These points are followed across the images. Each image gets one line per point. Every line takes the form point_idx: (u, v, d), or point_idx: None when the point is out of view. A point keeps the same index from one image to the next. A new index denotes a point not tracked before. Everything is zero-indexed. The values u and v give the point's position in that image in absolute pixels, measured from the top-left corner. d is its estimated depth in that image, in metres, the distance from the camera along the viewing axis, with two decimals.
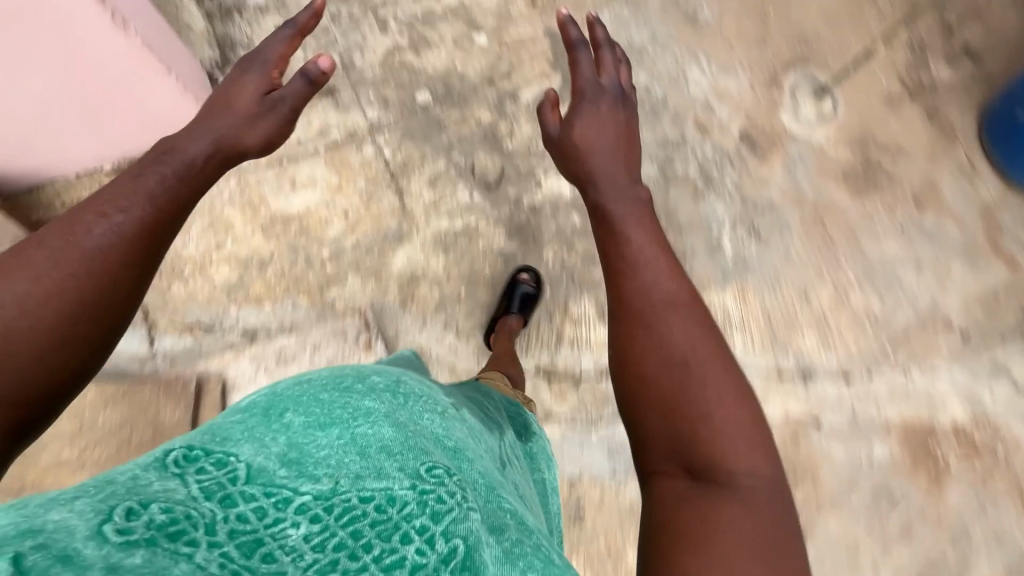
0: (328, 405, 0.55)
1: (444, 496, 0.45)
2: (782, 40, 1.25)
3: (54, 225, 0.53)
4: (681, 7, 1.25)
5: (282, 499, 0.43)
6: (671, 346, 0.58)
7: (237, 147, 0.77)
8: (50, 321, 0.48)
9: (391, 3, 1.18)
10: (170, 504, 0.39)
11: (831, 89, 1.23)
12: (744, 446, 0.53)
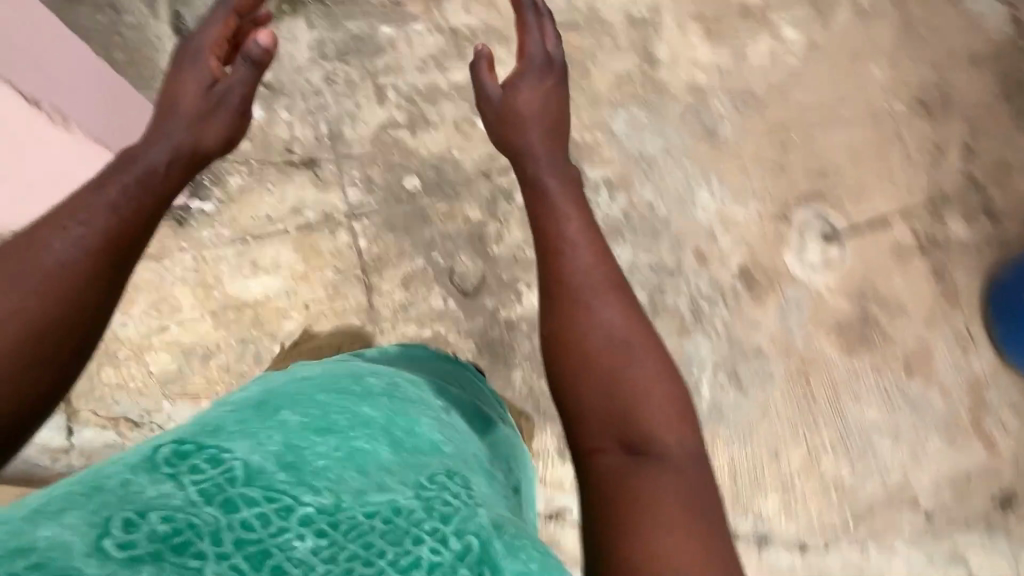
0: (324, 410, 0.58)
1: (449, 501, 0.47)
2: (800, 170, 1.19)
3: (15, 247, 0.53)
4: (701, 119, 1.18)
5: (285, 506, 0.42)
6: (608, 328, 0.65)
7: (194, 151, 0.71)
8: (26, 342, 0.50)
9: (393, 71, 1.09)
10: (172, 513, 0.39)
11: (842, 234, 1.17)
12: (672, 415, 0.61)
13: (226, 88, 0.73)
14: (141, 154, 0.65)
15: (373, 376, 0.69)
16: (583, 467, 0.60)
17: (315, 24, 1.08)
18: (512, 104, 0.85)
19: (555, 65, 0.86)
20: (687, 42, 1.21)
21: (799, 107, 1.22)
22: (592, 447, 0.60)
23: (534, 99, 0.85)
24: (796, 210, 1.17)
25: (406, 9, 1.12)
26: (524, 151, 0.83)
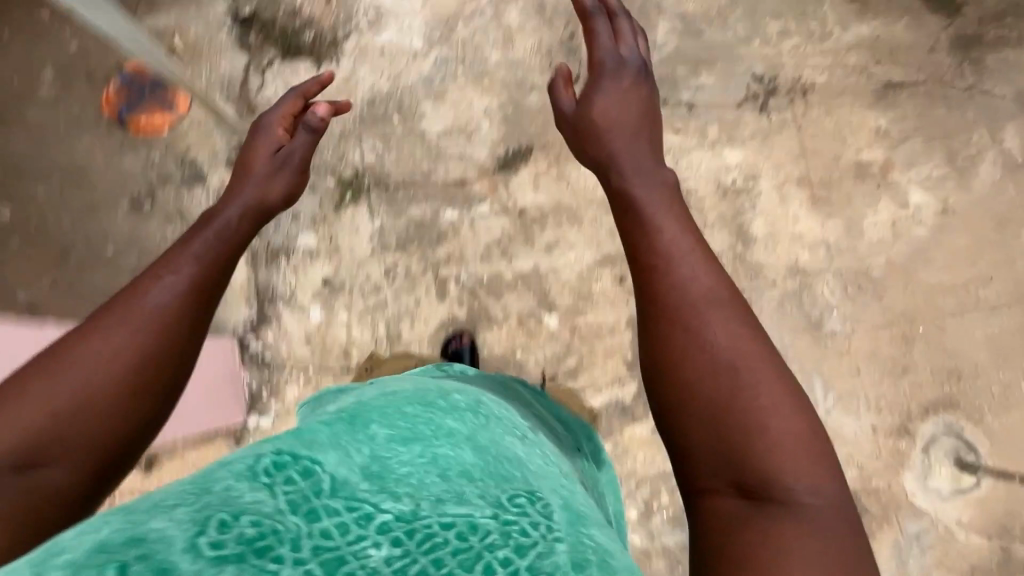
0: (411, 423, 0.56)
1: (531, 530, 0.37)
2: (924, 371, 1.00)
3: (120, 294, 0.55)
4: (801, 308, 1.02)
5: (363, 516, 0.35)
6: (712, 350, 0.52)
7: (260, 208, 0.73)
8: (112, 387, 0.50)
9: (456, 260, 1.03)
10: (259, 518, 0.33)
11: (976, 454, 0.98)
12: (804, 454, 0.48)
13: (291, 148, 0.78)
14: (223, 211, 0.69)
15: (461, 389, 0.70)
16: (690, 507, 0.49)
17: (377, 211, 1.03)
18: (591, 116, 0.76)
19: (630, 65, 0.79)
20: (787, 215, 1.05)
21: (926, 291, 1.03)
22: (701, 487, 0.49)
23: (616, 105, 0.77)
24: (917, 422, 0.99)
25: (471, 190, 1.05)
26: (610, 163, 0.73)
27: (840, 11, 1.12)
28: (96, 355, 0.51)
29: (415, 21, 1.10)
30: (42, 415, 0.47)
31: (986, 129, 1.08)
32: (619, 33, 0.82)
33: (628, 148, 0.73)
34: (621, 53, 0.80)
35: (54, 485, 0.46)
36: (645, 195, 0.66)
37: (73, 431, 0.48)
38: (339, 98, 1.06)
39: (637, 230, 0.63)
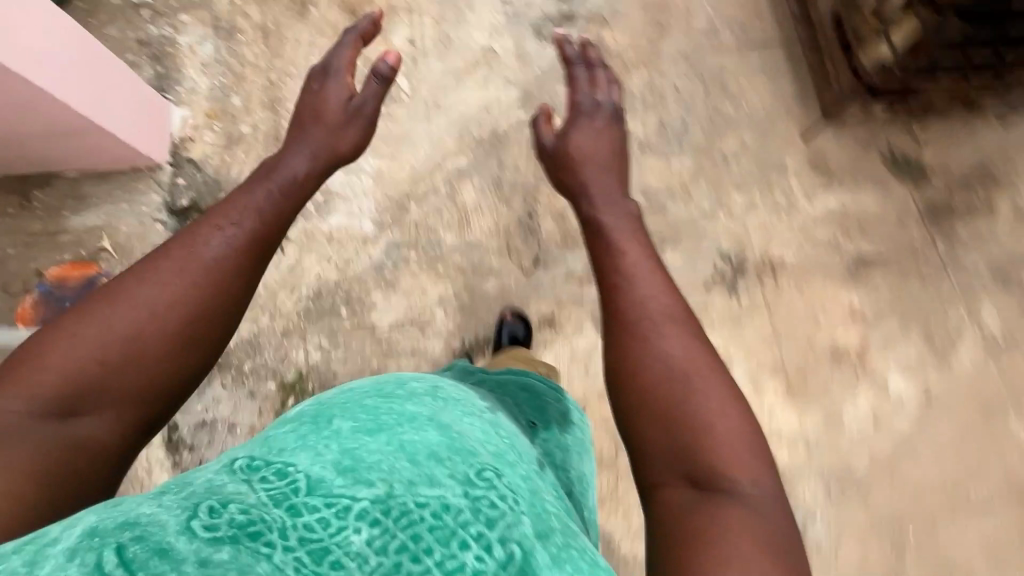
0: (371, 410, 0.49)
1: (500, 504, 0.42)
2: None
3: (177, 241, 0.57)
4: None
5: (342, 507, 0.37)
6: (667, 360, 0.58)
7: (332, 154, 0.77)
8: (175, 333, 0.53)
9: None
10: (246, 508, 0.36)
11: None
12: (750, 450, 0.54)
13: (360, 100, 0.79)
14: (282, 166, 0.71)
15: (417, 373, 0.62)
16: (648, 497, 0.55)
17: None
18: (566, 145, 0.87)
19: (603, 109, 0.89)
20: (762, 408, 0.99)
21: (915, 491, 0.96)
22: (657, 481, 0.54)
23: (587, 141, 0.87)
24: None
25: None
26: (580, 191, 0.82)
27: (805, 182, 1.09)
28: (143, 302, 0.52)
29: (367, 202, 1.05)
30: (94, 363, 0.49)
31: (964, 306, 1.04)
32: (597, 77, 0.92)
33: (596, 172, 0.84)
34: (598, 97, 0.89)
35: (91, 434, 0.48)
36: (609, 223, 0.76)
37: (116, 375, 0.50)
38: (283, 290, 1.00)
39: (604, 252, 0.71)
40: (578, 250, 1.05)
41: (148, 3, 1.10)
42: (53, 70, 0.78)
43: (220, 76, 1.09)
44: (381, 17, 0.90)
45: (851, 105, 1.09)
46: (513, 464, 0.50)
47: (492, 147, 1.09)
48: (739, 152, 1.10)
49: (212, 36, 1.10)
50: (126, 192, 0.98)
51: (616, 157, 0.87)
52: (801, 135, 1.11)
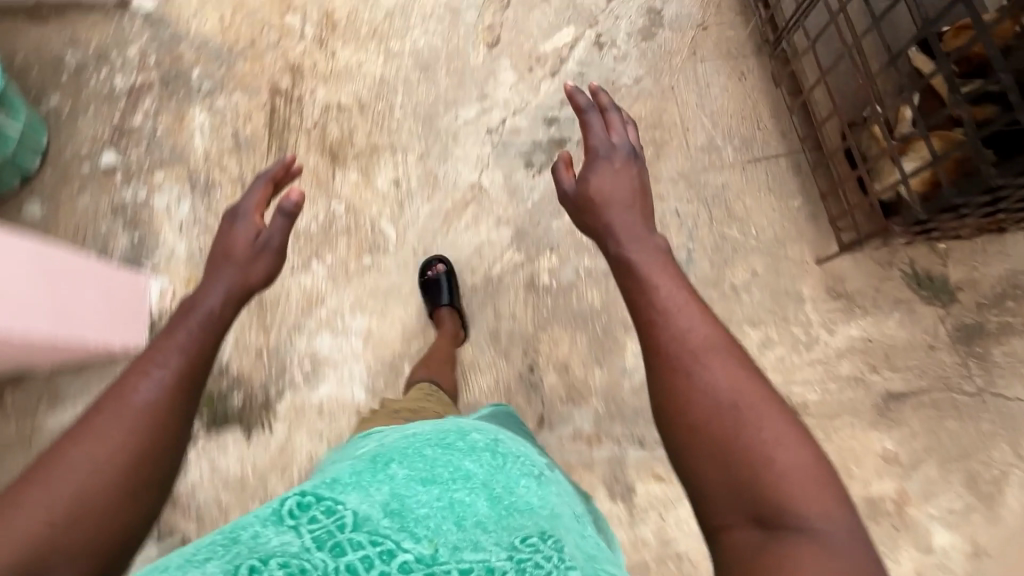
0: (430, 463, 0.58)
1: (544, 561, 0.46)
2: None
3: (106, 395, 0.51)
4: None
5: (387, 552, 0.45)
6: (713, 392, 0.50)
7: (243, 290, 0.66)
8: (116, 494, 0.46)
9: None
10: (288, 559, 0.42)
11: None
12: (820, 486, 0.45)
13: (266, 234, 0.68)
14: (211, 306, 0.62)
15: (479, 427, 0.71)
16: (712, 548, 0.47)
17: None
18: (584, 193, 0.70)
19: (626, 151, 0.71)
20: None
21: None
22: (721, 522, 0.47)
23: (610, 184, 0.70)
24: None
25: None
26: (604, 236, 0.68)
27: (823, 311, 1.02)
28: (79, 462, 0.46)
29: (357, 367, 1.00)
30: (42, 528, 0.42)
31: (1008, 443, 0.96)
32: (610, 117, 0.74)
33: (618, 220, 0.68)
34: (614, 139, 0.73)
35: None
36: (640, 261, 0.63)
37: (66, 539, 0.43)
38: (274, 472, 0.95)
39: (633, 290, 0.60)
40: (584, 405, 0.98)
41: (120, 166, 1.06)
42: (34, 299, 0.76)
43: (197, 237, 1.04)
44: (296, 160, 0.73)
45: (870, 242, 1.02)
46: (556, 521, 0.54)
47: (487, 295, 1.04)
48: (750, 282, 1.04)
49: (188, 195, 1.06)
50: (102, 380, 0.93)
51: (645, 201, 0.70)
52: (816, 258, 1.05)
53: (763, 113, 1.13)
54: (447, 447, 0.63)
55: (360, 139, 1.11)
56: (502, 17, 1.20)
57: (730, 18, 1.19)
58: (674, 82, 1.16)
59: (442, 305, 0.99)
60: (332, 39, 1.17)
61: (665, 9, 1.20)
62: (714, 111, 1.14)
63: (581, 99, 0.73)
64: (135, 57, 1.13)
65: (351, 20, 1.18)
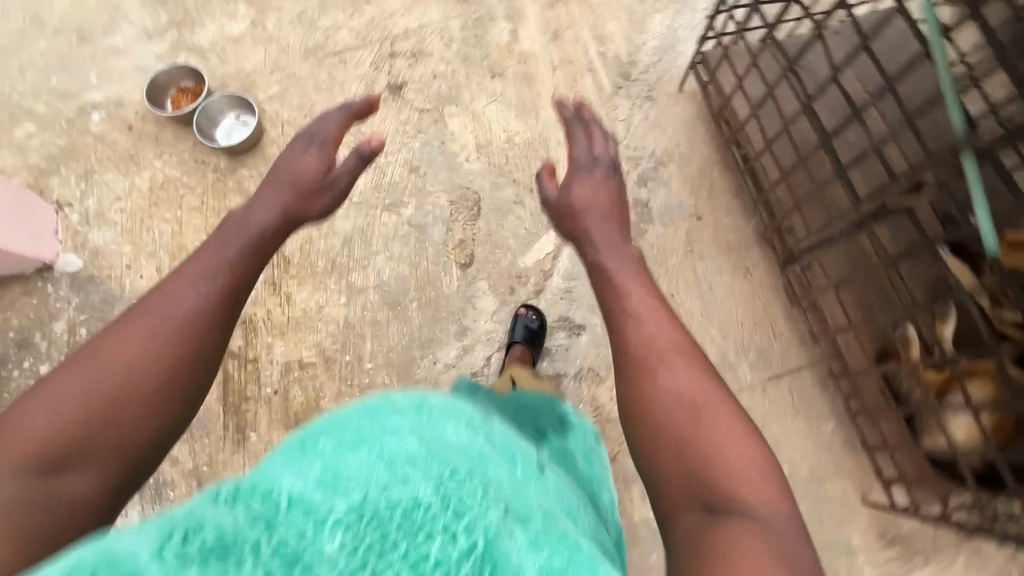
0: (349, 426, 0.47)
1: (470, 497, 0.40)
2: None
3: (149, 299, 0.55)
4: None
5: (318, 517, 0.37)
6: (676, 394, 0.57)
7: (301, 217, 0.74)
8: (156, 376, 0.51)
9: None
10: (222, 533, 0.35)
11: None
12: (764, 478, 0.52)
13: (338, 174, 0.76)
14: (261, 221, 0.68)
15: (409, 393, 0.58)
16: (665, 530, 0.53)
17: None
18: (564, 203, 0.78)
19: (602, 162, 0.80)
20: None
21: None
22: (674, 510, 0.53)
23: (591, 193, 0.78)
24: None
25: None
26: (582, 241, 0.76)
27: (878, 563, 0.90)
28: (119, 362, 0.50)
29: None
30: (76, 423, 0.47)
31: None
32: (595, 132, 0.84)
33: (595, 226, 0.76)
34: (596, 150, 0.82)
35: (75, 492, 0.46)
36: (614, 271, 0.70)
37: (102, 437, 0.48)
38: None
39: (609, 294, 0.68)
40: None
41: None
42: None
43: None
44: (379, 95, 0.81)
45: (929, 505, 0.88)
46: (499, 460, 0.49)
47: None
48: None
49: (135, 506, 0.92)
50: None
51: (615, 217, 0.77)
52: (861, 496, 0.93)
53: (777, 318, 1.01)
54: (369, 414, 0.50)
55: (328, 402, 0.98)
56: (472, 229, 1.07)
57: (726, 204, 1.07)
58: (673, 288, 1.03)
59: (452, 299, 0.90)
60: (285, 279, 1.04)
61: (651, 200, 1.08)
62: (722, 320, 1.01)
63: (570, 114, 0.82)
64: (62, 333, 1.00)
65: (304, 254, 1.05)
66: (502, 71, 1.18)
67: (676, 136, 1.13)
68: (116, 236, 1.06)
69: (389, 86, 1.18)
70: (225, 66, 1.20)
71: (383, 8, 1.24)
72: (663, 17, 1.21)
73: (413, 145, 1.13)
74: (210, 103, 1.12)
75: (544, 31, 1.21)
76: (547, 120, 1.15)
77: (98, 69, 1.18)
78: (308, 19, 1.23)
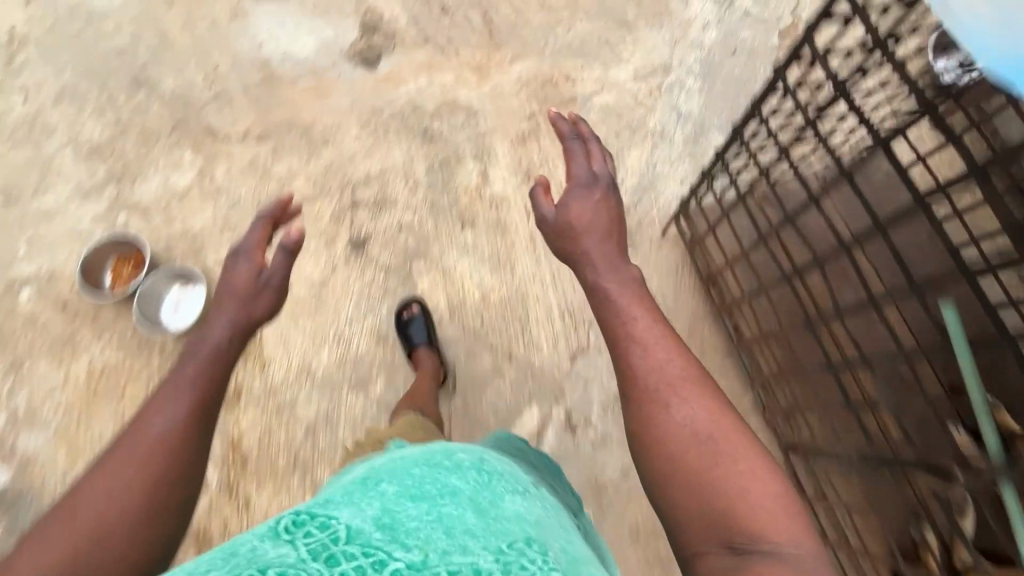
0: (417, 479, 0.49)
1: (531, 563, 0.39)
2: None
3: (126, 433, 0.55)
4: None
5: (379, 560, 0.36)
6: (694, 429, 0.51)
7: (249, 326, 0.66)
8: (134, 502, 0.50)
9: None
10: (284, 569, 0.33)
11: None
12: (785, 514, 0.47)
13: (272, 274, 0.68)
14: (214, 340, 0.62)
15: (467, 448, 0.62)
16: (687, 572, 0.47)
17: None
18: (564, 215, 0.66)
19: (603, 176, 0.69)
20: None
21: None
22: (697, 549, 0.47)
23: (589, 214, 0.68)
24: None
25: None
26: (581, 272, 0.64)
27: None
28: (95, 494, 0.50)
29: None
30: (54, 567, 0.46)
31: None
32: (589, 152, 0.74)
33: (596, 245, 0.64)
34: (593, 168, 0.71)
35: None
36: (615, 295, 0.61)
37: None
38: None
39: (612, 321, 0.59)
40: None
41: None
42: None
43: None
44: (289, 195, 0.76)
45: None
46: (539, 527, 0.49)
47: None
48: None
49: None
50: None
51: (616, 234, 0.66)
52: None
53: None
54: (432, 468, 0.53)
55: None
56: (448, 406, 1.00)
57: (717, 363, 1.01)
58: None
59: (418, 346, 0.98)
60: (243, 479, 0.95)
61: None
62: None
63: (563, 128, 0.72)
64: None
65: (264, 447, 0.97)
66: (472, 219, 1.11)
67: (659, 286, 1.06)
68: (51, 439, 0.97)
69: (351, 241, 1.09)
70: (170, 227, 1.10)
71: (341, 151, 1.16)
72: (639, 152, 1.15)
73: (380, 310, 1.05)
74: (146, 287, 1.02)
75: (515, 171, 1.14)
76: (524, 274, 1.07)
77: (27, 237, 1.08)
78: (261, 167, 1.15)
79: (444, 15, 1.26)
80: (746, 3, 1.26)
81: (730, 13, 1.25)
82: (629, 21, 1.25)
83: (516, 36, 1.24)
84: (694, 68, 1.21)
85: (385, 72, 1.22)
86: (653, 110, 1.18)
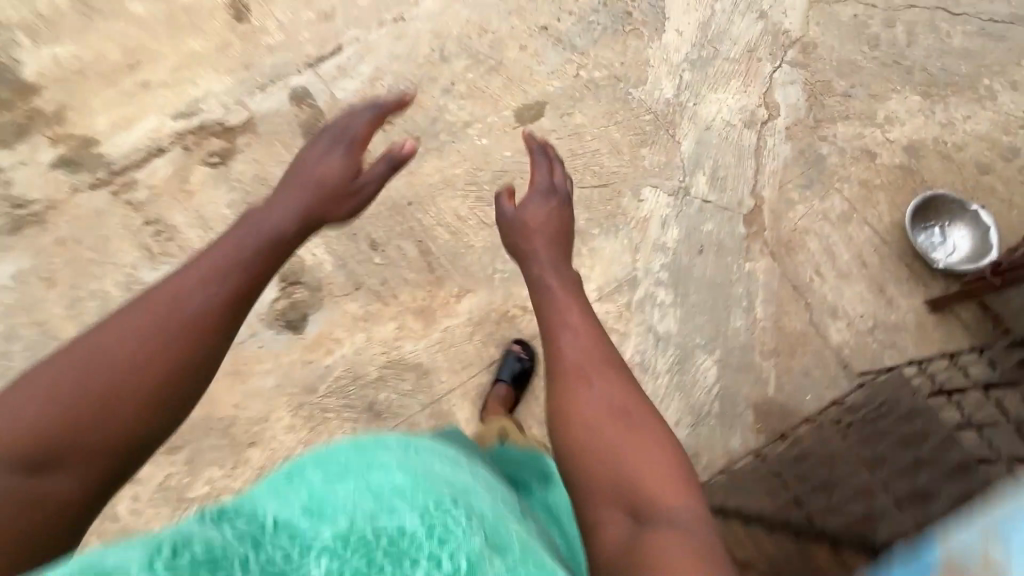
0: (343, 458, 0.52)
1: (454, 525, 0.44)
2: None
3: (156, 293, 0.56)
4: None
5: (306, 544, 0.42)
6: (603, 407, 0.58)
7: (323, 218, 0.79)
8: (146, 383, 0.52)
9: None
10: (211, 549, 0.40)
11: None
12: (673, 479, 0.53)
13: (366, 179, 0.84)
14: (275, 221, 0.72)
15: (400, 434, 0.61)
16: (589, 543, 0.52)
17: None
18: (522, 215, 0.82)
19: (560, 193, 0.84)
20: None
21: None
22: (597, 520, 0.53)
23: (544, 219, 0.82)
24: None
25: None
26: (529, 261, 0.78)
27: None
28: (111, 345, 0.52)
29: None
30: (71, 412, 0.49)
31: None
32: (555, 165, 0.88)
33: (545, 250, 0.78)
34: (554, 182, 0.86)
35: (62, 493, 0.48)
36: (557, 289, 0.73)
37: (80, 439, 0.49)
38: None
39: (551, 314, 0.69)
40: None
41: None
42: None
43: None
44: (410, 96, 0.92)
45: None
46: (474, 491, 0.51)
47: None
48: None
49: None
50: None
51: (563, 249, 0.80)
52: None
53: None
54: (361, 446, 0.54)
55: None
56: None
57: None
58: None
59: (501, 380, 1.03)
60: None
61: None
62: None
63: (533, 145, 0.87)
64: None
65: None
66: None
67: None
68: None
69: None
70: None
71: (275, 450, 0.99)
72: None
73: None
74: None
75: None
76: None
77: None
78: (178, 487, 0.96)
79: (374, 252, 1.11)
80: (702, 189, 1.16)
81: (687, 204, 1.14)
82: (581, 229, 1.11)
83: (458, 267, 1.10)
84: (662, 277, 1.08)
85: (313, 335, 1.05)
86: (628, 335, 1.04)
